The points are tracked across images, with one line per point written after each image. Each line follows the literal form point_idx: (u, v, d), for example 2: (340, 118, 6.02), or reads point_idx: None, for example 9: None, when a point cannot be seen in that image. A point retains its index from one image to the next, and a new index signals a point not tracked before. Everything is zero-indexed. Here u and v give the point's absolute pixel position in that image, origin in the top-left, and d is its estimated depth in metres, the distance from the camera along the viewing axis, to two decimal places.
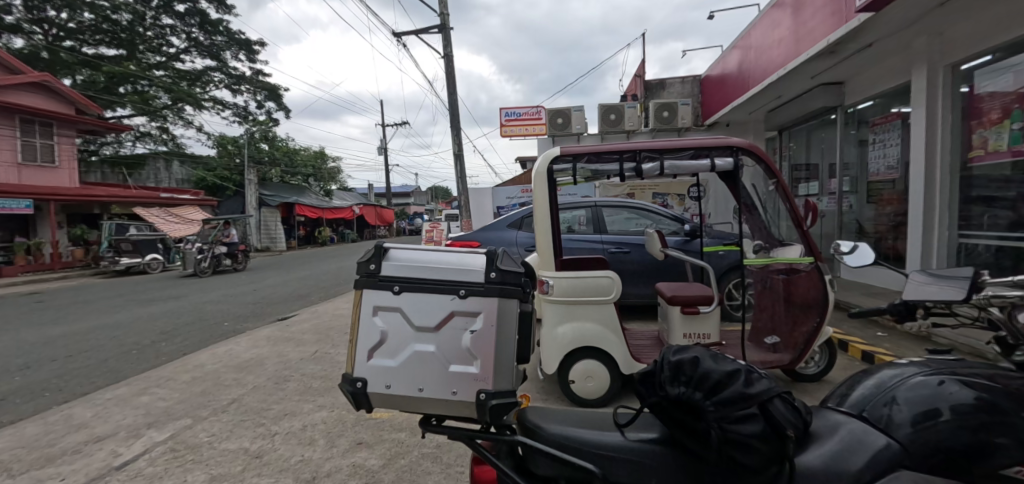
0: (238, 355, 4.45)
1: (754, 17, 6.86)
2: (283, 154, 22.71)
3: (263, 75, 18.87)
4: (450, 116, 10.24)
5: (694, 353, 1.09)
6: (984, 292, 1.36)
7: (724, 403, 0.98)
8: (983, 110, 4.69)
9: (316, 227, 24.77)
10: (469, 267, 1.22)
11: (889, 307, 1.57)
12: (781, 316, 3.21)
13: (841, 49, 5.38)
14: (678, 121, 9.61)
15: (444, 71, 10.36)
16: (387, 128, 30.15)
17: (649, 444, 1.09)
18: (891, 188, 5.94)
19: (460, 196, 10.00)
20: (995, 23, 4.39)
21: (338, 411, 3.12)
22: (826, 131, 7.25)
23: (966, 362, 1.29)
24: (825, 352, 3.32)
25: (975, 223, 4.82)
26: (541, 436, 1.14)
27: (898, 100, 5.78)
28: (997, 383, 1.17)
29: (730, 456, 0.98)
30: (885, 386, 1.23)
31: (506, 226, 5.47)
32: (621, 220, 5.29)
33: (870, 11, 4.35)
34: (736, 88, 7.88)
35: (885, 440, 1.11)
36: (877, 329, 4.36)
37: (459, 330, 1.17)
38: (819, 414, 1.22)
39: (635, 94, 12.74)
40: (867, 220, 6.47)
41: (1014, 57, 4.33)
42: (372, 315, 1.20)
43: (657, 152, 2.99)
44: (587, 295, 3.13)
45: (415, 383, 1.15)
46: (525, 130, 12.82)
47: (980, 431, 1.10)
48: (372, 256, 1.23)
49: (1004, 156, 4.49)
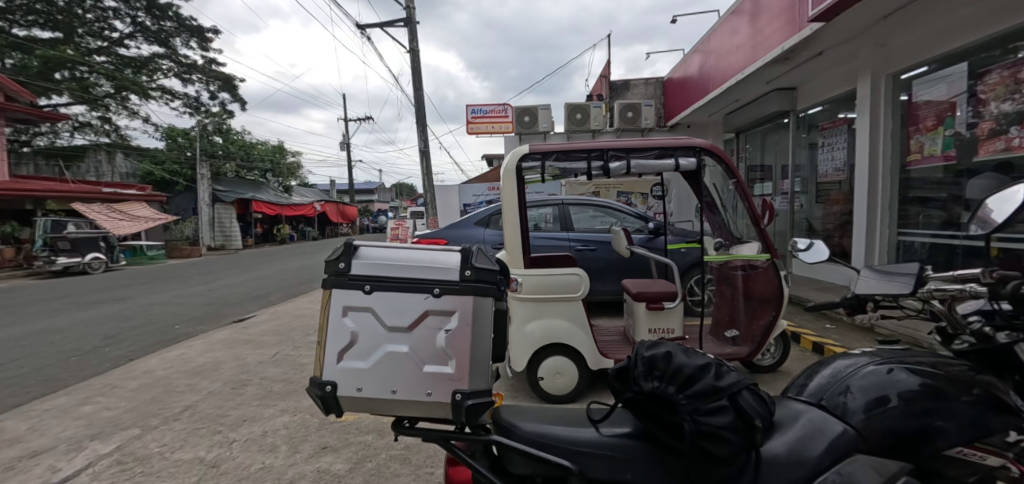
0: (191, 360, 4.21)
1: (715, 23, 7.11)
2: (239, 148, 21.65)
3: (216, 64, 17.88)
4: (416, 112, 10.08)
5: (667, 348, 1.11)
6: (927, 286, 1.46)
7: (695, 396, 1.00)
8: (920, 117, 5.07)
9: (274, 224, 23.79)
10: (443, 265, 1.17)
11: (842, 300, 1.65)
12: (740, 311, 3.39)
13: (795, 56, 5.66)
14: (642, 122, 9.81)
15: (410, 65, 10.18)
16: (349, 122, 29.14)
17: (624, 439, 1.11)
18: (839, 188, 6.30)
19: (426, 193, 9.88)
20: (933, 37, 4.73)
21: (300, 416, 3.01)
22: (779, 134, 7.63)
23: (910, 351, 1.39)
24: (780, 344, 3.49)
25: (913, 221, 5.19)
26: (515, 435, 1.14)
27: (846, 106, 6.13)
28: (940, 370, 1.25)
29: (702, 448, 0.99)
30: (840, 376, 1.31)
31: (473, 224, 5.45)
32: (587, 218, 5.37)
33: (822, 21, 4.62)
34: (696, 90, 8.14)
35: (842, 427, 1.17)
36: (827, 321, 4.63)
37: (433, 329, 1.13)
38: (780, 404, 1.27)
39: (601, 94, 12.93)
40: (816, 219, 6.83)
41: (948, 68, 4.70)
42: (341, 316, 1.14)
43: (624, 151, 3.04)
44: (554, 292, 3.16)
45: (387, 385, 1.10)
46: (491, 127, 12.78)
47: (925, 417, 1.18)
48: (341, 253, 1.16)
49: (938, 160, 4.86)
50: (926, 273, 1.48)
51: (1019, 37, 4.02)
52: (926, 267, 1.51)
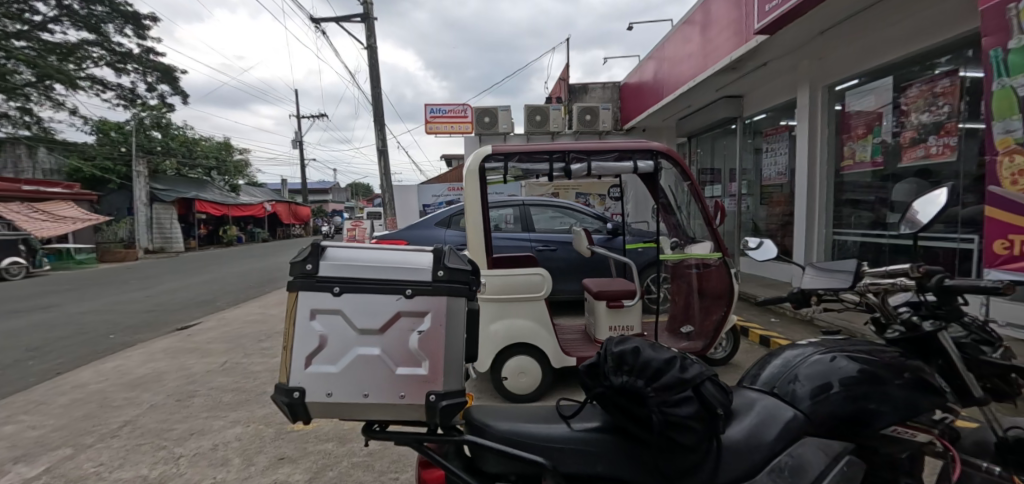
0: (130, 371, 3.91)
1: (668, 31, 7.41)
2: (181, 143, 20.28)
3: (154, 54, 16.67)
4: (374, 110, 9.84)
5: (635, 343, 1.14)
6: (863, 281, 1.59)
7: (663, 388, 1.04)
8: (852, 125, 5.50)
9: (220, 226, 22.50)
10: (415, 265, 1.15)
11: (789, 295, 1.73)
12: (694, 307, 3.55)
13: (742, 66, 6.00)
14: (600, 125, 10.05)
15: (368, 62, 9.94)
16: (301, 119, 28.00)
17: (595, 433, 1.14)
18: (780, 191, 6.74)
19: (384, 193, 9.67)
20: (862, 52, 5.16)
21: (255, 426, 2.87)
22: (727, 139, 8.05)
23: (849, 340, 1.51)
24: (731, 338, 3.69)
25: (846, 222, 5.64)
26: (488, 434, 1.15)
27: (787, 114, 6.56)
28: (875, 357, 1.38)
29: (670, 437, 1.04)
30: (789, 365, 1.40)
31: (434, 225, 5.41)
32: (547, 219, 5.45)
33: (766, 33, 4.94)
34: (651, 95, 8.45)
35: (791, 413, 1.27)
36: (772, 315, 4.94)
37: (405, 330, 1.11)
38: (736, 393, 1.36)
39: (560, 96, 13.13)
40: (761, 219, 7.27)
41: (876, 82, 5.14)
42: (308, 319, 1.10)
43: (585, 153, 3.12)
44: (517, 292, 3.18)
45: (358, 389, 1.08)
46: (451, 127, 12.68)
47: (864, 401, 1.29)
48: (307, 255, 1.12)
49: (867, 166, 5.30)
50: (862, 270, 1.61)
51: (936, 55, 4.46)
52: (861, 264, 1.63)
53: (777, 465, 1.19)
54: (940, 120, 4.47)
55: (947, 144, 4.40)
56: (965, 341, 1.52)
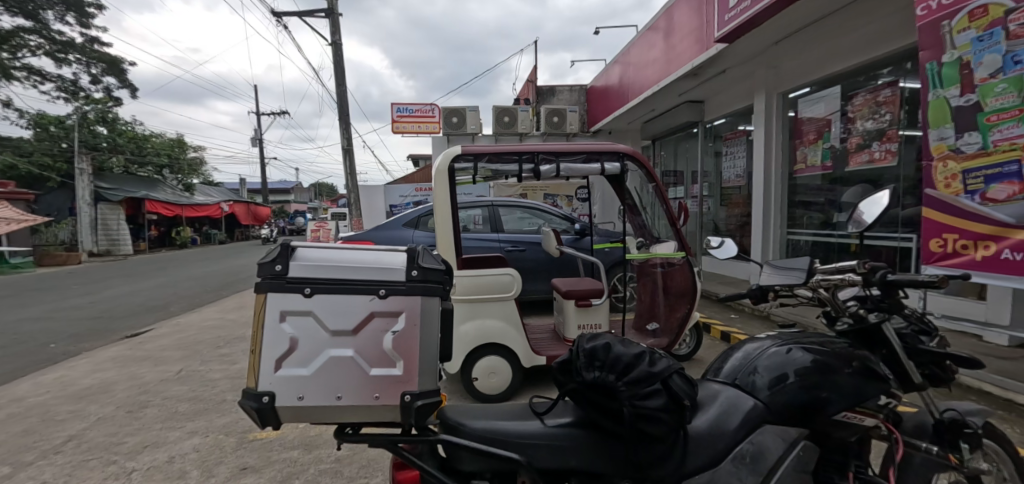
0: (74, 382, 3.66)
1: (633, 37, 7.60)
2: (129, 140, 19.11)
3: (99, 44, 15.65)
4: (339, 108, 9.61)
5: (606, 339, 1.18)
6: (815, 277, 1.69)
7: (634, 382, 1.07)
8: (804, 131, 5.81)
9: (172, 227, 21.34)
10: (388, 265, 1.14)
11: (749, 291, 1.82)
12: (660, 304, 3.66)
13: (702, 73, 6.24)
14: (567, 127, 10.18)
15: (332, 59, 9.69)
16: (260, 117, 26.94)
17: (568, 429, 1.17)
18: (739, 192, 7.03)
19: (349, 193, 9.45)
20: (813, 62, 5.47)
21: (214, 436, 2.76)
22: (689, 143, 8.33)
23: (804, 333, 1.61)
24: (694, 334, 3.83)
25: (799, 222, 5.94)
26: (463, 433, 1.16)
27: (744, 119, 6.86)
28: (826, 348, 1.47)
29: (640, 429, 1.07)
30: (750, 358, 1.48)
31: (402, 225, 5.34)
32: (516, 219, 5.49)
33: (726, 41, 5.16)
34: (617, 99, 8.63)
35: (752, 402, 1.34)
36: (732, 312, 5.15)
37: (379, 331, 1.10)
38: (701, 386, 1.42)
39: (528, 98, 13.21)
40: (721, 220, 7.56)
41: (825, 90, 5.46)
42: (279, 321, 1.07)
43: (553, 154, 3.17)
44: (487, 293, 3.19)
45: (331, 391, 1.06)
46: (418, 127, 12.52)
47: (818, 389, 1.38)
48: (276, 255, 1.09)
49: (818, 170, 5.62)
50: (814, 267, 1.71)
51: (878, 67, 4.79)
52: (813, 262, 1.74)
53: (740, 452, 1.26)
54: (883, 127, 4.80)
55: (888, 150, 4.73)
56: (905, 331, 1.65)
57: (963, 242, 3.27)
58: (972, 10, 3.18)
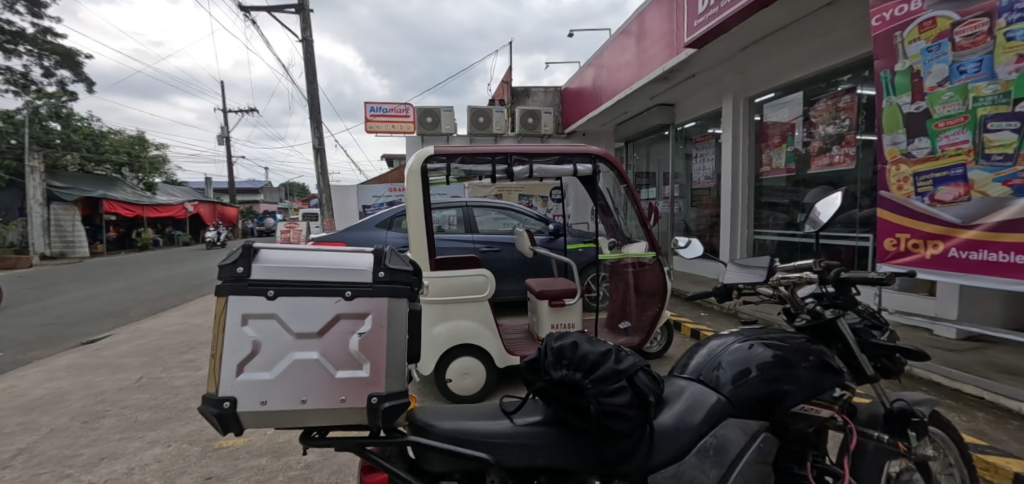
0: (23, 393, 3.46)
1: (606, 40, 7.71)
2: (85, 136, 18.17)
3: (52, 35, 14.84)
4: (310, 107, 9.39)
5: (573, 338, 1.20)
6: (776, 275, 1.76)
7: (600, 380, 1.09)
8: (769, 134, 6.02)
9: (132, 228, 20.39)
10: (355, 267, 1.13)
11: (714, 290, 1.87)
12: (631, 303, 3.73)
13: (673, 76, 6.38)
14: (542, 128, 10.24)
15: (303, 56, 9.47)
16: (227, 114, 26.06)
17: (537, 427, 1.18)
18: (708, 194, 7.22)
19: (321, 193, 9.24)
20: (778, 68, 5.67)
21: (177, 445, 2.66)
22: (660, 145, 8.51)
23: (765, 329, 1.67)
24: (665, 332, 3.92)
25: (765, 223, 6.15)
26: (432, 434, 1.16)
27: (713, 123, 7.06)
28: (785, 343, 1.53)
29: (606, 426, 1.09)
30: (714, 354, 1.52)
31: (375, 226, 5.27)
32: (491, 220, 5.50)
33: (695, 47, 5.30)
34: (590, 101, 8.74)
35: (715, 397, 1.38)
36: (701, 310, 5.29)
37: (345, 333, 1.09)
38: (667, 382, 1.46)
39: (503, 98, 13.23)
40: (691, 220, 7.73)
41: (789, 95, 5.67)
42: (240, 324, 1.04)
43: (526, 155, 3.19)
44: (461, 293, 3.18)
45: (296, 395, 1.04)
46: (392, 127, 12.36)
47: (777, 383, 1.43)
48: (238, 257, 1.06)
49: (782, 172, 5.83)
50: (774, 265, 1.78)
51: (838, 74, 5.01)
52: (774, 260, 1.80)
53: (704, 446, 1.30)
54: (842, 132, 5.02)
55: (847, 153, 4.95)
56: (858, 326, 1.73)
57: (914, 241, 3.45)
58: (922, 22, 3.38)
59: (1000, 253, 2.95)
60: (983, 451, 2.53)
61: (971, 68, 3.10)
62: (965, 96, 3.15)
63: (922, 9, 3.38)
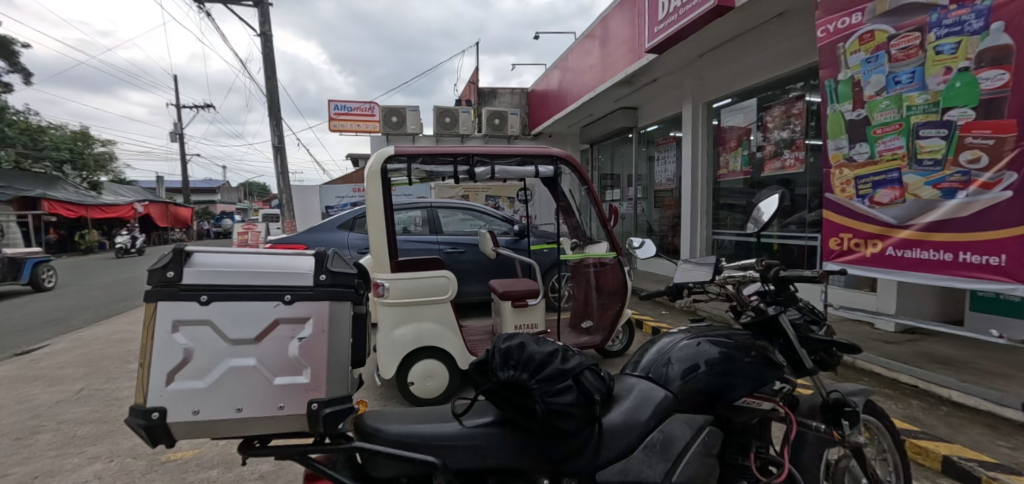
0: None
1: (572, 43, 7.82)
2: (20, 131, 16.90)
3: None
4: (269, 104, 9.07)
5: (521, 339, 1.21)
6: (722, 273, 1.83)
7: (546, 380, 1.10)
8: (726, 139, 6.25)
9: (74, 230, 19.09)
10: (294, 270, 1.10)
11: (666, 289, 1.92)
12: (594, 303, 3.80)
13: (636, 80, 6.54)
14: (508, 130, 10.27)
15: (262, 52, 9.14)
16: (180, 110, 24.82)
17: (486, 428, 1.19)
18: (670, 195, 7.42)
19: (281, 194, 8.94)
20: (734, 75, 5.90)
21: (120, 460, 2.51)
22: (624, 147, 8.69)
23: (713, 326, 1.73)
24: (626, 331, 4.00)
25: (723, 224, 6.38)
26: (379, 438, 1.15)
27: (674, 126, 7.27)
28: (730, 339, 1.60)
29: (552, 425, 1.11)
30: (664, 351, 1.57)
31: (337, 228, 5.15)
32: (456, 221, 5.48)
33: (656, 52, 5.45)
34: (556, 103, 8.83)
35: (663, 393, 1.42)
36: (662, 308, 5.43)
37: (284, 338, 1.06)
38: (619, 380, 1.49)
39: (470, 99, 13.19)
40: (654, 221, 7.92)
41: (744, 101, 5.91)
42: (170, 332, 1.00)
43: (488, 157, 3.20)
44: (423, 295, 3.15)
45: (231, 403, 1.01)
46: (357, 126, 12.09)
47: (722, 378, 1.49)
48: (168, 261, 1.02)
49: (738, 175, 6.07)
50: (721, 264, 1.85)
51: (790, 82, 5.25)
52: (721, 259, 1.87)
53: (651, 441, 1.34)
54: (793, 137, 5.26)
55: (797, 157, 5.21)
56: (799, 322, 1.82)
57: (856, 240, 3.66)
58: (862, 35, 3.60)
59: (932, 251, 3.17)
60: (915, 436, 2.71)
61: (905, 79, 3.32)
62: (900, 105, 3.37)
63: (861, 23, 3.60)
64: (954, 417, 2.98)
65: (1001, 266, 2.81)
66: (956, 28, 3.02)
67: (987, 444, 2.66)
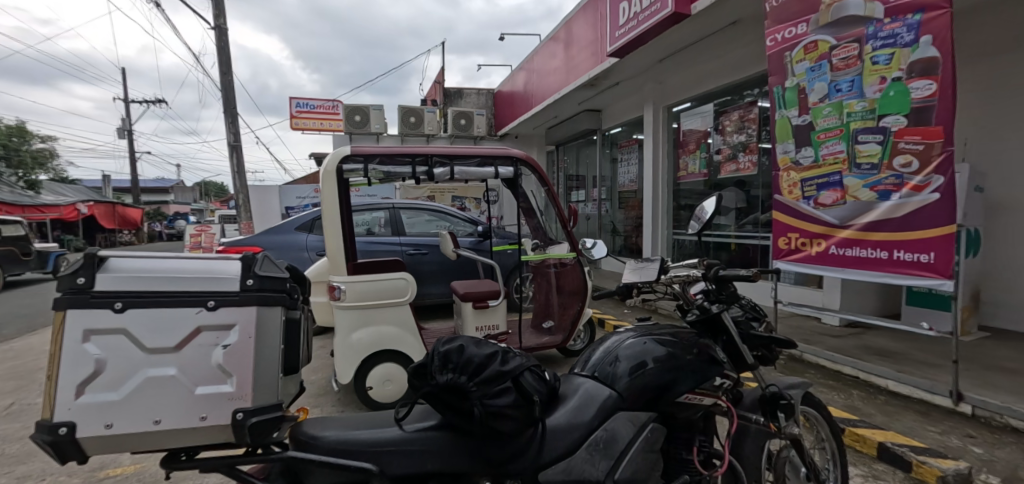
0: None
1: (537, 45, 7.87)
2: None
3: None
4: (225, 100, 8.71)
5: (460, 341, 1.21)
6: (668, 272, 1.89)
7: (484, 382, 1.11)
8: (686, 141, 6.43)
9: None
10: (219, 274, 1.06)
11: (616, 289, 1.94)
12: (554, 303, 3.83)
13: (599, 83, 6.64)
14: (474, 130, 10.23)
15: (217, 46, 8.77)
16: (128, 104, 23.48)
17: (427, 431, 1.18)
18: (633, 196, 7.57)
19: (237, 194, 8.60)
20: (692, 80, 6.09)
21: (51, 479, 2.35)
22: (589, 149, 8.82)
23: (660, 325, 1.77)
24: (587, 330, 4.06)
25: (683, 224, 6.56)
26: (314, 447, 1.12)
27: (636, 129, 7.44)
28: (673, 337, 1.65)
29: (490, 426, 1.11)
30: (611, 350, 1.59)
31: (295, 229, 5.00)
32: (419, 223, 5.41)
33: (617, 56, 5.55)
34: (522, 104, 8.87)
35: (608, 392, 1.45)
36: (625, 307, 5.53)
37: (207, 346, 1.02)
38: (566, 380, 1.51)
39: (436, 99, 13.08)
40: (618, 222, 8.07)
41: (702, 106, 6.10)
42: (81, 341, 0.95)
43: (447, 157, 3.17)
44: (381, 298, 3.10)
45: (148, 415, 0.97)
46: (319, 124, 11.78)
47: (666, 374, 1.52)
48: (79, 267, 0.97)
49: (697, 177, 6.26)
50: (667, 263, 1.91)
51: (744, 87, 5.46)
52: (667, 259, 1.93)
53: (594, 439, 1.36)
54: (747, 140, 5.48)
55: (751, 161, 5.43)
56: (740, 319, 1.89)
57: (802, 239, 3.84)
58: (806, 44, 3.77)
59: (869, 250, 3.38)
60: (854, 424, 2.87)
61: (845, 87, 3.50)
62: (841, 111, 3.54)
63: (806, 33, 3.78)
64: (890, 405, 3.17)
65: (931, 264, 3.04)
66: (891, 41, 3.21)
67: (919, 430, 2.85)
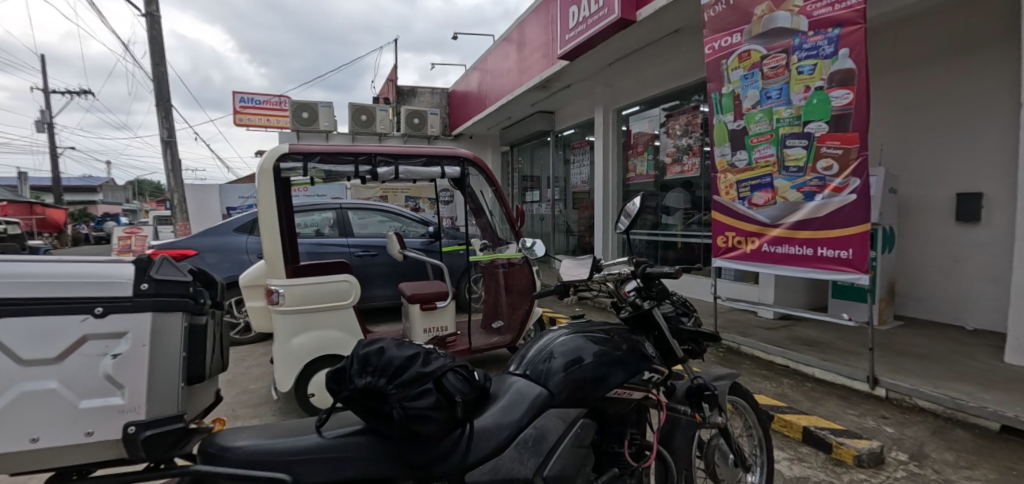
0: None
1: (490, 45, 7.89)
2: None
3: None
4: (158, 93, 8.15)
5: (382, 343, 1.20)
6: (601, 270, 1.94)
7: (404, 384, 1.10)
8: (634, 143, 6.63)
9: None
10: (110, 278, 1.04)
11: (554, 287, 1.92)
12: (503, 303, 3.81)
13: (551, 85, 6.74)
14: (428, 130, 10.09)
15: (150, 35, 8.20)
16: (47, 95, 21.51)
17: (349, 437, 1.16)
18: (586, 196, 7.72)
19: (172, 193, 8.05)
20: (640, 84, 6.30)
21: None
22: (543, 150, 8.92)
23: (596, 323, 1.80)
24: (536, 329, 4.12)
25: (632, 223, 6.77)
26: (224, 459, 1.07)
27: (588, 131, 7.60)
28: (605, 333, 1.69)
29: (412, 429, 1.10)
30: (544, 348, 1.60)
31: (233, 230, 4.75)
32: (368, 223, 5.29)
33: (567, 59, 5.66)
34: (476, 104, 8.85)
35: (539, 390, 1.47)
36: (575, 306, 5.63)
37: (94, 356, 1.00)
38: (498, 380, 1.52)
39: (389, 97, 12.81)
40: (571, 222, 8.20)
41: (649, 110, 6.32)
42: None
43: (391, 157, 3.11)
44: (322, 301, 3.00)
45: (24, 433, 0.93)
46: (265, 121, 11.27)
47: (598, 370, 1.55)
48: None
49: (646, 178, 6.47)
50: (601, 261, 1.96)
51: (688, 93, 5.70)
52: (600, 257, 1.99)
53: (523, 438, 1.37)
54: (690, 144, 5.72)
55: (693, 163, 5.68)
56: (670, 314, 1.97)
57: (739, 237, 4.05)
58: (740, 53, 3.97)
59: (797, 246, 3.62)
60: (782, 411, 3.06)
61: (774, 95, 3.73)
62: (771, 117, 3.77)
63: (740, 42, 3.98)
64: (816, 392, 3.41)
65: (849, 259, 3.29)
66: (814, 52, 3.44)
67: (839, 413, 3.07)
